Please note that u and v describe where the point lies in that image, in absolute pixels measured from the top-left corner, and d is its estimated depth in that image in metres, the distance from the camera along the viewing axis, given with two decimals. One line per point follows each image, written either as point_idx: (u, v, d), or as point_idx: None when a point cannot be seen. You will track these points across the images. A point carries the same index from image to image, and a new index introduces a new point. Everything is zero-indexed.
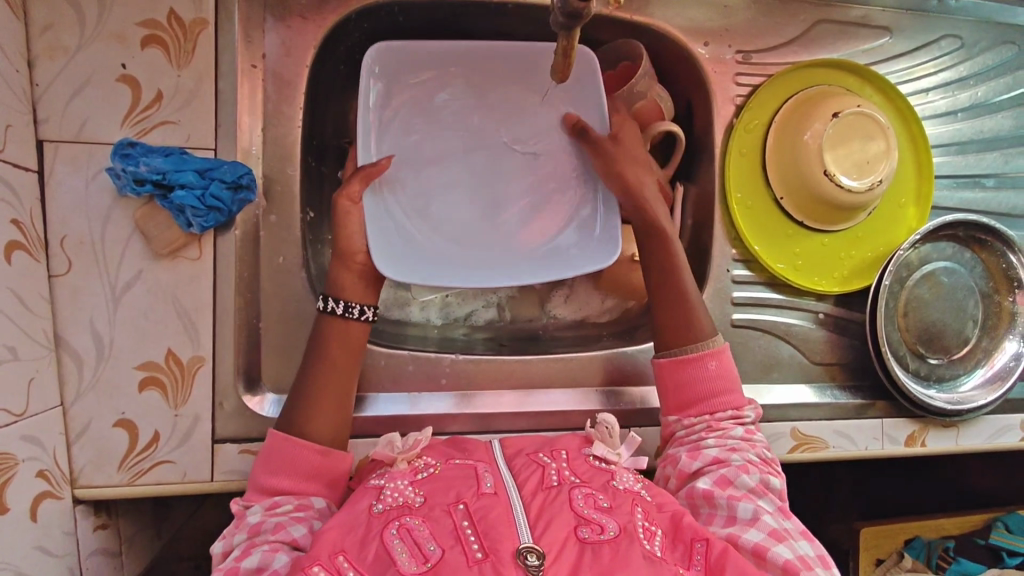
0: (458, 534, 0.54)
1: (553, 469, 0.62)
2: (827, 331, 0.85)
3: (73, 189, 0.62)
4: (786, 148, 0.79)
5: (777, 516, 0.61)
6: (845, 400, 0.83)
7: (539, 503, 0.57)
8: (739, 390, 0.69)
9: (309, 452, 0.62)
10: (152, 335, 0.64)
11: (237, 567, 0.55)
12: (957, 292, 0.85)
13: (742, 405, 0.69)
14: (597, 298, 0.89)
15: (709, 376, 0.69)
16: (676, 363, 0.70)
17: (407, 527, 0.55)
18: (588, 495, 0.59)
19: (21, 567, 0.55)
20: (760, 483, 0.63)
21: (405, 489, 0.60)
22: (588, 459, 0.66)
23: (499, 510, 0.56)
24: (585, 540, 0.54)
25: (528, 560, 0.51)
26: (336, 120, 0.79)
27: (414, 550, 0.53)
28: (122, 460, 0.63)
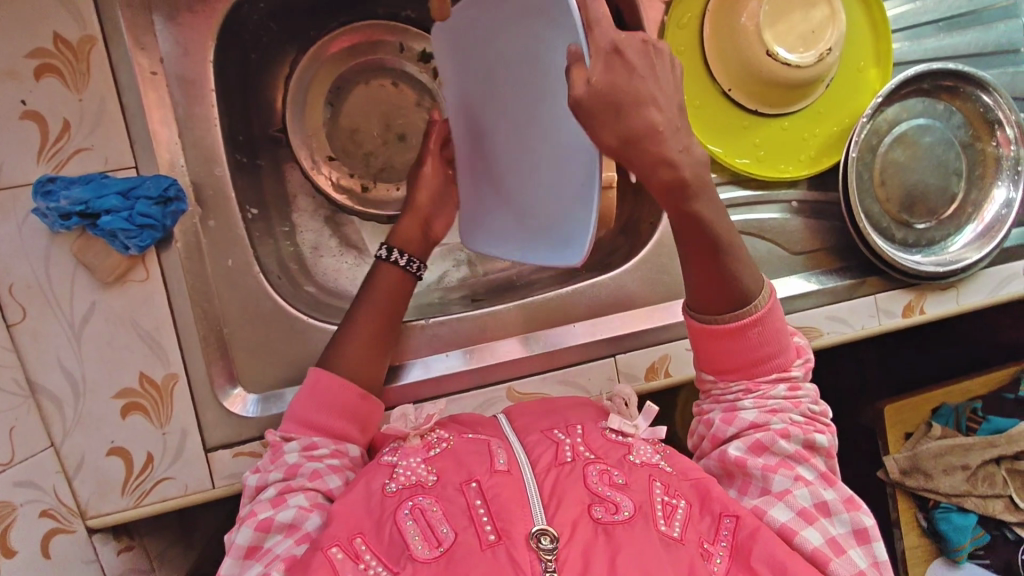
0: (471, 514, 0.52)
1: (567, 445, 0.60)
2: (806, 219, 0.82)
3: (7, 237, 0.61)
4: (725, 37, 0.74)
5: (808, 481, 0.59)
6: (834, 283, 0.80)
7: (551, 480, 0.55)
8: (788, 350, 0.63)
9: (350, 393, 0.65)
10: (121, 362, 0.65)
11: (271, 519, 0.56)
12: (936, 149, 0.80)
13: (789, 364, 0.64)
14: None
15: (753, 343, 0.62)
16: (709, 331, 0.62)
17: (420, 507, 0.54)
18: (603, 472, 0.57)
19: None
20: (801, 448, 0.61)
21: (417, 467, 0.59)
22: (604, 432, 0.64)
23: (512, 489, 0.54)
24: (600, 520, 0.52)
25: (542, 543, 0.49)
26: (260, 109, 0.77)
27: (428, 532, 0.52)
28: (124, 486, 0.65)
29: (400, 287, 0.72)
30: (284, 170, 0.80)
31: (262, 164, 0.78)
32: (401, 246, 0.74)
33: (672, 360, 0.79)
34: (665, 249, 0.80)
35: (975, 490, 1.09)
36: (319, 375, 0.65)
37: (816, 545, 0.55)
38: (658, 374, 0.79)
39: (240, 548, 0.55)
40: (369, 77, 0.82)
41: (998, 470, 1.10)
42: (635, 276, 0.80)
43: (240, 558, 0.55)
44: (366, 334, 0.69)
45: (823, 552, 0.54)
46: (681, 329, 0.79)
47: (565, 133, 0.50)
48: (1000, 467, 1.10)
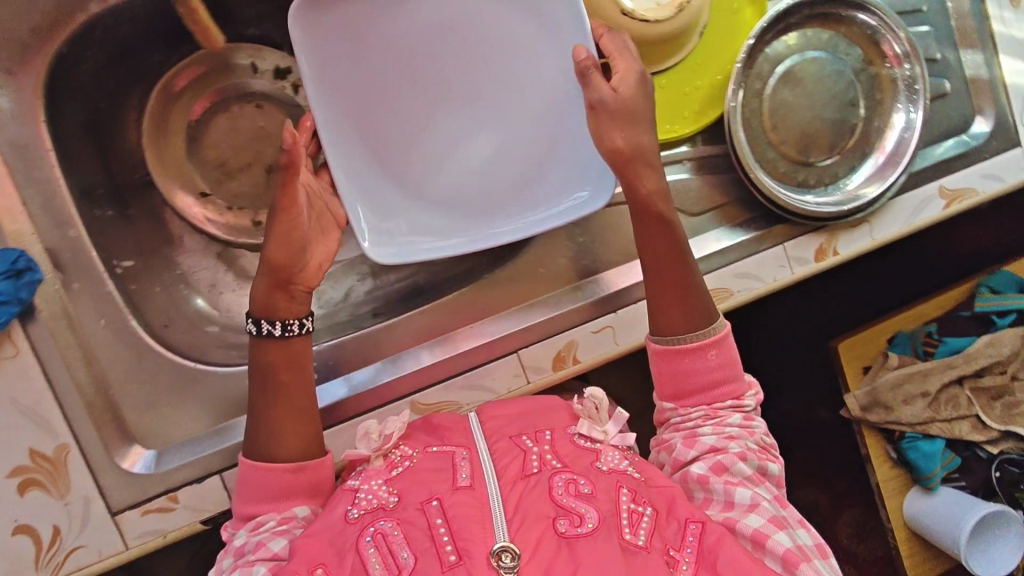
0: (432, 533, 0.52)
1: (534, 454, 0.59)
2: (705, 175, 0.78)
3: None
4: None
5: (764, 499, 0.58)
6: (741, 238, 0.77)
7: (516, 494, 0.55)
8: (740, 379, 0.63)
9: (277, 473, 0.59)
10: (8, 441, 0.64)
11: None
12: (825, 81, 0.76)
13: (742, 392, 0.63)
14: None
15: (710, 365, 0.62)
16: (675, 351, 0.62)
17: (382, 531, 0.54)
18: (569, 481, 0.57)
19: None
20: (757, 473, 0.60)
21: (379, 490, 0.58)
22: (574, 439, 0.63)
23: (475, 508, 0.54)
24: (562, 534, 0.52)
25: (503, 561, 0.49)
26: (122, 156, 0.75)
27: (388, 559, 0.52)
28: (37, 561, 0.65)
29: (293, 355, 0.61)
30: (161, 215, 0.78)
31: (135, 212, 0.76)
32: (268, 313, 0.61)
33: (579, 345, 0.76)
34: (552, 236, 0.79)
35: (939, 415, 1.06)
36: (247, 468, 0.58)
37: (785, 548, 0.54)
38: (566, 362, 0.77)
39: None
40: (231, 104, 0.79)
41: (962, 391, 1.08)
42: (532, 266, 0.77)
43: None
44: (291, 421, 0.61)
45: (795, 555, 0.54)
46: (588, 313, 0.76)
47: (478, 133, 0.69)
48: (963, 387, 1.07)
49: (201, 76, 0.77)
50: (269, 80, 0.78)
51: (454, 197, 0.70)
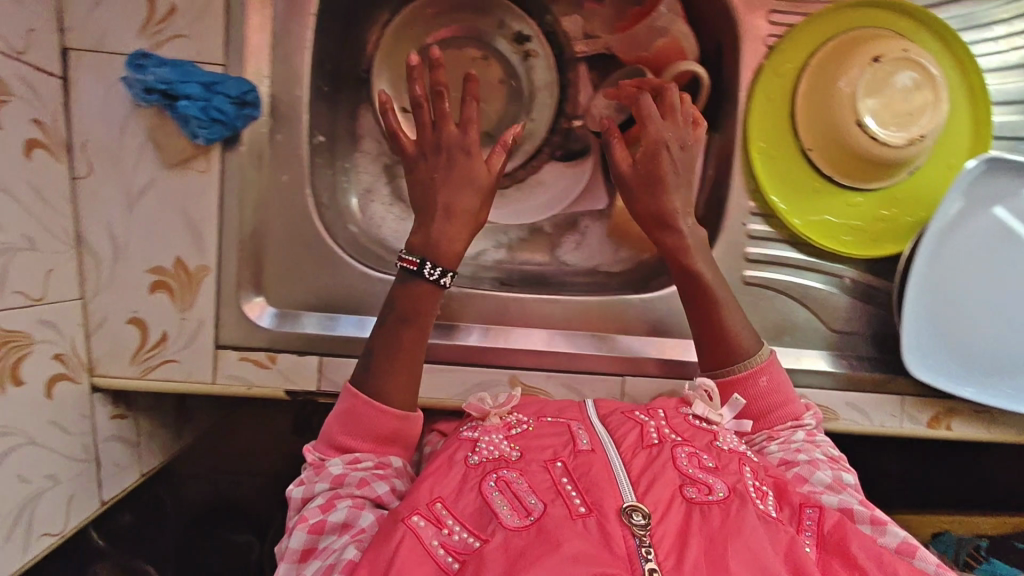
0: (558, 489, 0.56)
1: (652, 427, 0.65)
2: (853, 299, 0.80)
3: (93, 98, 0.65)
4: (818, 97, 0.72)
5: (827, 489, 0.63)
6: (843, 370, 0.79)
7: (641, 461, 0.59)
8: (795, 402, 0.72)
9: (385, 417, 0.65)
10: (164, 241, 0.68)
11: (323, 522, 0.58)
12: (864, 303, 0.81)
13: (800, 413, 0.71)
14: (611, 249, 0.89)
15: (759, 389, 0.71)
16: (737, 383, 0.71)
17: (505, 480, 0.58)
18: (691, 454, 0.62)
19: (37, 436, 0.60)
20: (835, 480, 0.64)
21: (500, 444, 0.63)
22: (687, 418, 0.68)
23: (599, 466, 0.58)
24: (691, 499, 0.56)
25: (634, 518, 0.52)
26: (353, 47, 0.80)
27: (515, 503, 0.55)
28: (135, 354, 0.69)
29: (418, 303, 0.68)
30: (357, 110, 0.83)
31: (340, 98, 0.81)
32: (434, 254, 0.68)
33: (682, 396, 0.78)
34: None
35: None
36: (352, 400, 0.65)
37: (895, 543, 0.57)
38: None
39: (295, 552, 0.57)
40: (460, 41, 0.81)
41: None
42: None
43: (294, 564, 0.56)
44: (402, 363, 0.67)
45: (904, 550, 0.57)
46: None
47: None
48: None
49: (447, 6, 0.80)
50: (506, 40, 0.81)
51: (1004, 356, 0.75)
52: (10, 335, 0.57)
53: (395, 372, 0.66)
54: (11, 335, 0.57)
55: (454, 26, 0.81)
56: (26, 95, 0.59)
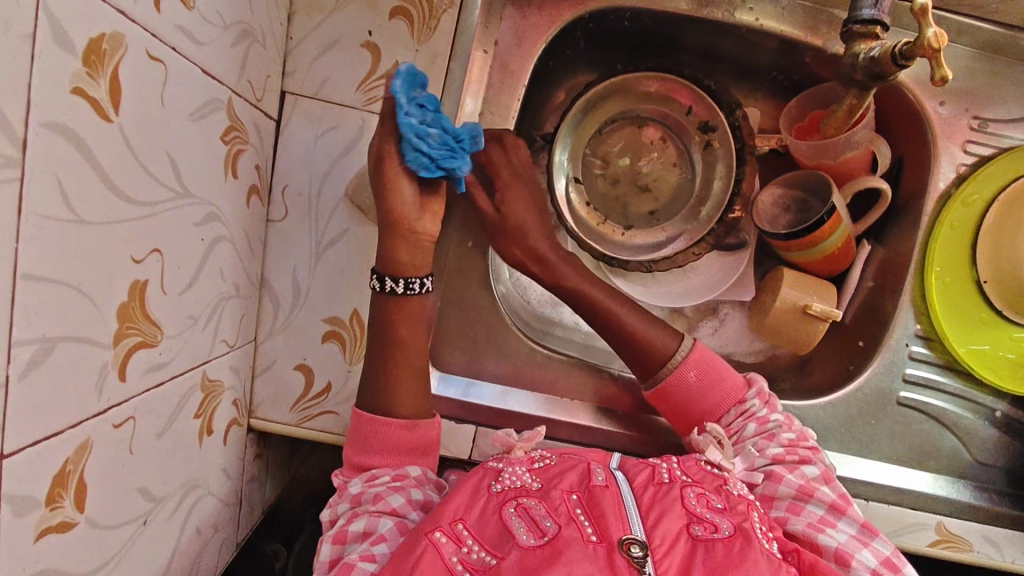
0: (572, 515, 0.52)
1: (663, 468, 0.61)
2: (998, 433, 0.79)
3: (302, 143, 0.65)
4: (1005, 233, 0.73)
5: (825, 522, 0.58)
6: (985, 504, 0.77)
7: (649, 497, 0.56)
8: (732, 385, 0.69)
9: (394, 429, 0.61)
10: (345, 293, 0.67)
11: (345, 531, 0.55)
12: (964, 422, 0.79)
13: (744, 395, 0.69)
14: (747, 338, 0.86)
15: (692, 385, 0.69)
16: (664, 389, 0.69)
17: (523, 506, 0.54)
18: (700, 495, 0.57)
19: (212, 485, 0.58)
20: (803, 483, 0.61)
21: (523, 475, 0.59)
22: (699, 462, 0.62)
23: (612, 500, 0.54)
24: (697, 537, 0.52)
25: (634, 550, 0.49)
26: (533, 113, 0.81)
27: (532, 524, 0.51)
28: (296, 402, 0.68)
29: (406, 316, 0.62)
30: None
31: None
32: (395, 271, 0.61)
33: None
34: (853, 401, 0.77)
35: None
36: (361, 421, 0.61)
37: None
38: None
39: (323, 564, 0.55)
40: (643, 122, 0.82)
41: None
42: (817, 415, 0.77)
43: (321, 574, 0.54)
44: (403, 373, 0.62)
45: None
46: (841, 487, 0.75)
47: None
48: None
49: (638, 87, 0.80)
50: (690, 126, 0.82)
51: None
52: (213, 385, 0.55)
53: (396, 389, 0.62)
54: (213, 385, 0.55)
55: (641, 107, 0.82)
56: (256, 138, 0.58)
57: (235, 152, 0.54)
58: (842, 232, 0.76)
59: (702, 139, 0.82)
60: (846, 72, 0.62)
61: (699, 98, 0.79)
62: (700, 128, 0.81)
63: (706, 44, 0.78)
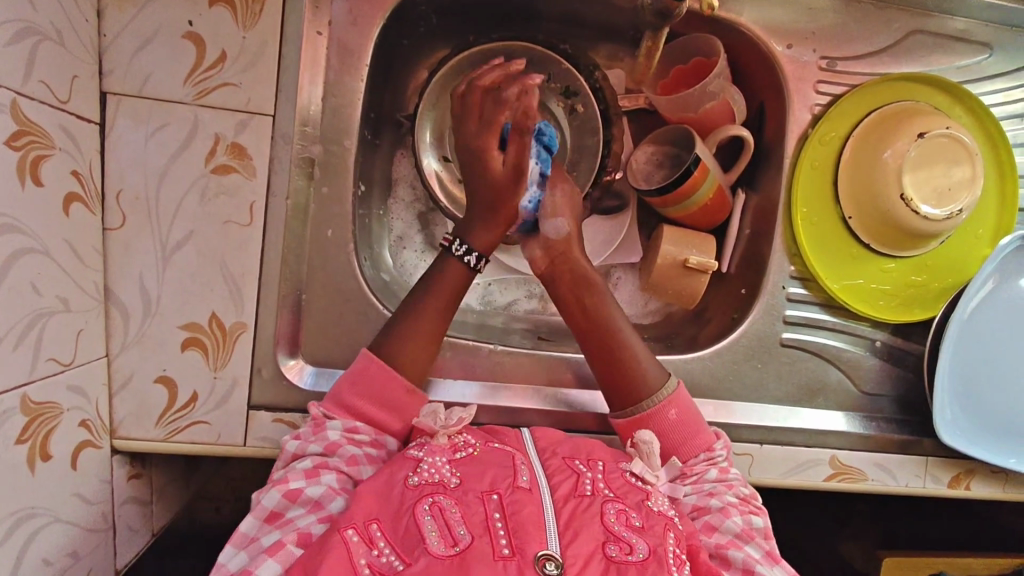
0: (487, 524, 0.51)
1: (587, 479, 0.59)
2: (880, 361, 0.81)
3: (132, 145, 0.62)
4: (862, 167, 0.75)
5: (762, 561, 0.58)
6: (873, 432, 0.79)
7: (569, 510, 0.54)
8: (708, 433, 0.68)
9: (398, 387, 0.65)
10: (199, 296, 0.64)
11: (299, 491, 0.57)
12: (846, 355, 0.80)
13: (712, 445, 0.68)
14: (640, 299, 0.87)
15: (669, 424, 0.67)
16: (633, 422, 0.68)
17: (439, 506, 0.53)
18: (620, 511, 0.56)
19: (61, 511, 0.55)
20: (746, 527, 0.61)
21: (441, 467, 0.58)
22: (625, 474, 0.62)
23: (531, 508, 0.53)
24: (611, 557, 0.50)
25: (548, 568, 0.48)
26: (395, 94, 0.79)
27: (445, 530, 0.51)
28: (161, 416, 0.64)
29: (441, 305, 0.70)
30: (394, 154, 0.81)
31: (381, 144, 0.79)
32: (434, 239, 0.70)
33: None
34: (737, 349, 0.78)
35: None
36: (366, 363, 0.65)
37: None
38: None
39: (264, 511, 0.57)
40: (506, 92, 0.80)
41: None
42: (704, 366, 0.78)
43: (261, 521, 0.57)
44: (419, 352, 0.68)
45: None
46: (732, 433, 0.76)
47: None
48: None
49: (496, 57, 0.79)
50: (552, 93, 0.80)
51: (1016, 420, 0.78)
52: (44, 408, 0.52)
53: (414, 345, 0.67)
54: (43, 407, 0.52)
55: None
56: (66, 143, 0.55)
57: (33, 159, 0.50)
58: (713, 181, 0.77)
59: (566, 105, 0.80)
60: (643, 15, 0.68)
61: (557, 63, 0.78)
62: (562, 94, 0.80)
63: (558, 9, 0.77)
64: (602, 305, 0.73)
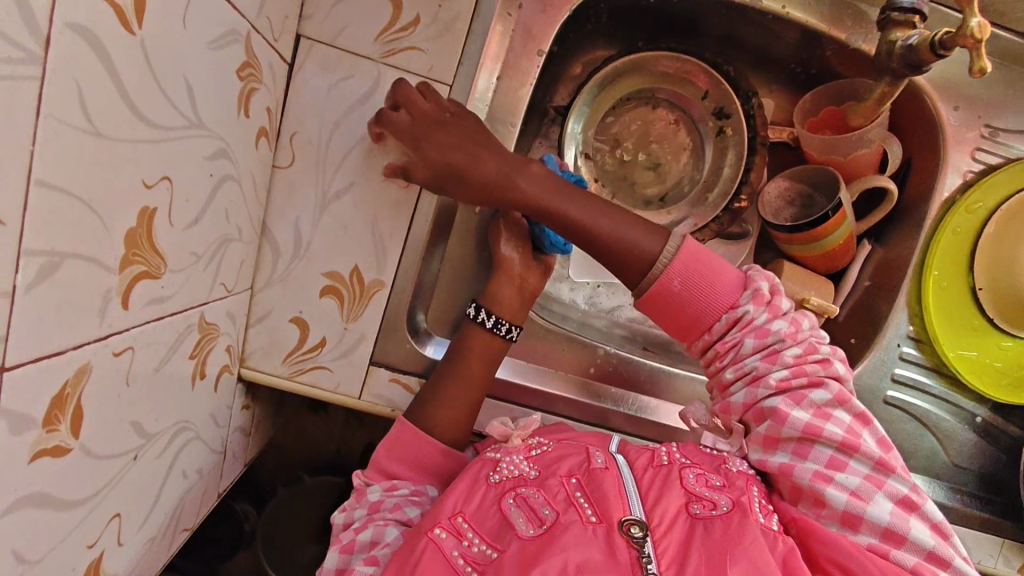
0: (571, 500, 0.54)
1: (663, 452, 0.62)
2: (976, 437, 0.81)
3: (316, 91, 0.63)
4: (1004, 242, 0.75)
5: (838, 463, 0.55)
6: (956, 505, 0.79)
7: (649, 481, 0.57)
8: (716, 283, 0.61)
9: (426, 446, 0.64)
10: (346, 246, 0.66)
11: (354, 540, 0.58)
12: (944, 425, 0.80)
13: (738, 300, 0.61)
14: None
15: (673, 292, 0.61)
16: (649, 302, 0.62)
17: (522, 496, 0.56)
18: (700, 475, 0.58)
19: (200, 430, 0.57)
20: (813, 421, 0.57)
21: (520, 463, 0.60)
22: (699, 448, 0.63)
23: (611, 480, 0.56)
24: (695, 515, 0.53)
25: (633, 528, 0.50)
26: (549, 84, 0.80)
27: (530, 514, 0.53)
28: (288, 355, 0.66)
29: (490, 353, 0.68)
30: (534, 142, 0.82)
31: (526, 130, 0.80)
32: (490, 304, 0.69)
33: None
34: None
35: None
36: (399, 428, 0.65)
37: (916, 560, 0.51)
38: None
39: (329, 570, 0.57)
40: (660, 104, 0.82)
41: None
42: None
43: None
44: (459, 391, 0.66)
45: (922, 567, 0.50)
46: None
47: None
48: None
49: (656, 68, 0.79)
50: (705, 112, 0.81)
51: None
52: (210, 328, 0.54)
53: (450, 403, 0.66)
54: (210, 327, 0.54)
55: (659, 89, 0.81)
56: (269, 79, 0.57)
57: (248, 90, 0.52)
58: (845, 229, 0.77)
59: (716, 126, 0.82)
60: (883, 60, 0.65)
61: (717, 84, 0.79)
62: (714, 114, 0.81)
63: (727, 31, 0.78)
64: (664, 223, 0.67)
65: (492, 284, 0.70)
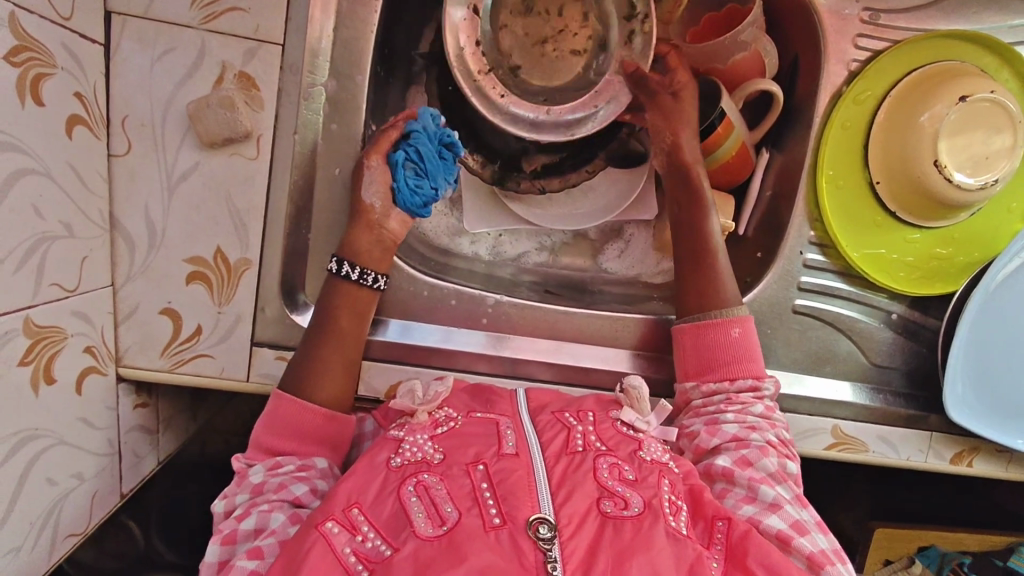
0: (475, 495, 0.51)
1: (579, 432, 0.60)
2: (893, 333, 0.79)
3: (139, 68, 0.60)
4: (895, 130, 0.71)
5: (767, 480, 0.60)
6: (879, 405, 0.78)
7: (561, 470, 0.54)
8: (761, 364, 0.68)
9: (311, 414, 0.60)
10: (202, 228, 0.63)
11: (236, 530, 0.53)
12: (858, 326, 0.78)
13: (762, 376, 0.68)
14: (654, 258, 0.84)
15: (731, 342, 0.68)
16: (695, 327, 0.69)
17: (424, 485, 0.53)
18: (613, 465, 0.57)
19: (64, 435, 0.55)
20: (781, 469, 0.62)
21: (424, 445, 0.57)
22: (617, 424, 0.63)
23: (520, 473, 0.53)
24: (606, 513, 0.51)
25: (541, 532, 0.47)
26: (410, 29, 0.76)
27: (432, 511, 0.50)
28: (166, 347, 0.65)
29: (356, 305, 0.65)
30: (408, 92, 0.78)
31: (393, 80, 0.76)
32: (353, 257, 0.65)
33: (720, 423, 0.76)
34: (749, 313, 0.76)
35: None
36: (275, 399, 0.60)
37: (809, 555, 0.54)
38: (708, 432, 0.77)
39: (208, 566, 0.52)
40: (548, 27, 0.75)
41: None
42: None
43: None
44: (336, 352, 0.63)
45: (818, 559, 0.54)
46: None
47: None
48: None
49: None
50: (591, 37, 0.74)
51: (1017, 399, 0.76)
52: (49, 332, 0.53)
53: (329, 366, 0.62)
54: (48, 331, 0.53)
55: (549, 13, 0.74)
56: (69, 63, 0.53)
57: (33, 78, 0.49)
58: (736, 139, 0.73)
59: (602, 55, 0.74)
60: None
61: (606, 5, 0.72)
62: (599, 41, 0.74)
63: None
64: (705, 249, 0.71)
65: (349, 233, 0.66)
